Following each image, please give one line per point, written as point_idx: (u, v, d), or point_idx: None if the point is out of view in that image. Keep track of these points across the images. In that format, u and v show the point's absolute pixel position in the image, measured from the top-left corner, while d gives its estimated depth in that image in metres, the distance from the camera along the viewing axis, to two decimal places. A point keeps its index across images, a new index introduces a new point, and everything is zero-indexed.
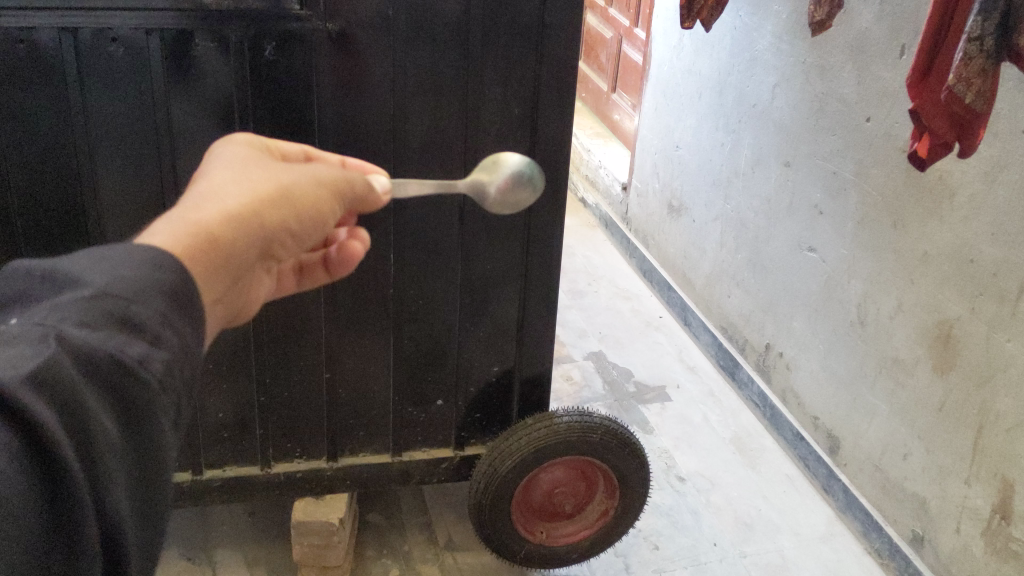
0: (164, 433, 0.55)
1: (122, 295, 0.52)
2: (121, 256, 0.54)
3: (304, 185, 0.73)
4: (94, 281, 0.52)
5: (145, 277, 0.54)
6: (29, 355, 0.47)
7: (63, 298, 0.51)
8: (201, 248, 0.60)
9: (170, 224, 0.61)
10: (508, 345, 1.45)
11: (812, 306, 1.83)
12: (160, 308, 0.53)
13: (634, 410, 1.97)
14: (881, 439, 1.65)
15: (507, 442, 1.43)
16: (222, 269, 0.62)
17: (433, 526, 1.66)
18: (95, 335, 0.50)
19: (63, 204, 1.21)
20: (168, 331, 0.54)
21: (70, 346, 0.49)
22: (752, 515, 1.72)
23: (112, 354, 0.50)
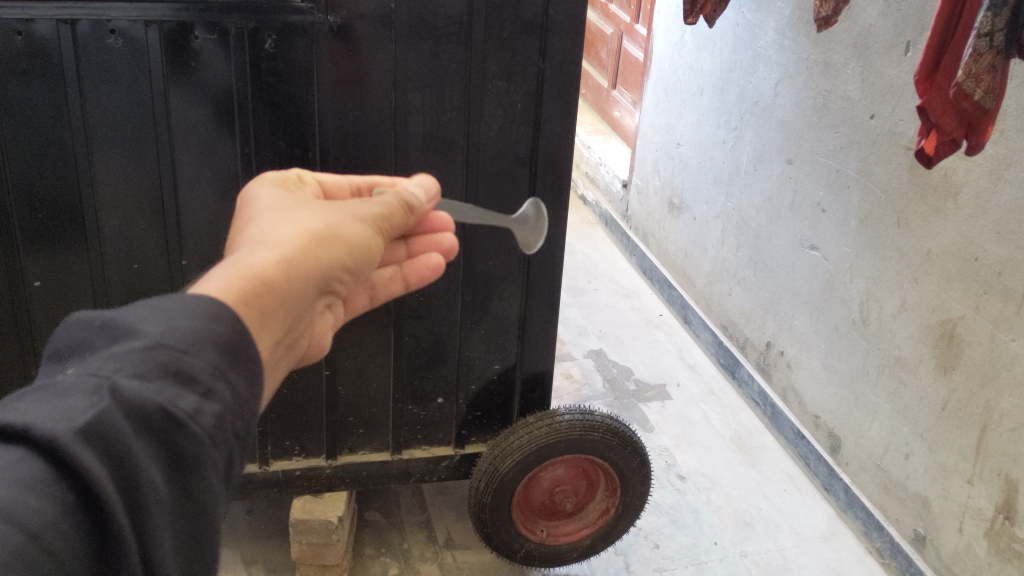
0: (217, 488, 0.53)
1: (176, 346, 0.51)
2: (177, 306, 0.53)
3: (356, 214, 0.73)
4: (150, 331, 0.51)
5: (201, 329, 0.52)
6: (82, 407, 0.46)
7: (119, 348, 0.50)
8: (254, 287, 0.58)
9: (225, 267, 0.60)
10: (509, 342, 1.44)
11: (813, 304, 1.82)
12: (212, 359, 0.52)
13: (633, 408, 1.96)
14: (883, 438, 1.64)
15: (508, 440, 1.42)
16: (284, 309, 0.61)
17: (432, 524, 1.65)
18: (148, 388, 0.49)
19: (62, 198, 1.20)
20: (222, 381, 0.52)
21: (122, 398, 0.48)
22: (752, 514, 1.71)
23: (162, 407, 0.49)
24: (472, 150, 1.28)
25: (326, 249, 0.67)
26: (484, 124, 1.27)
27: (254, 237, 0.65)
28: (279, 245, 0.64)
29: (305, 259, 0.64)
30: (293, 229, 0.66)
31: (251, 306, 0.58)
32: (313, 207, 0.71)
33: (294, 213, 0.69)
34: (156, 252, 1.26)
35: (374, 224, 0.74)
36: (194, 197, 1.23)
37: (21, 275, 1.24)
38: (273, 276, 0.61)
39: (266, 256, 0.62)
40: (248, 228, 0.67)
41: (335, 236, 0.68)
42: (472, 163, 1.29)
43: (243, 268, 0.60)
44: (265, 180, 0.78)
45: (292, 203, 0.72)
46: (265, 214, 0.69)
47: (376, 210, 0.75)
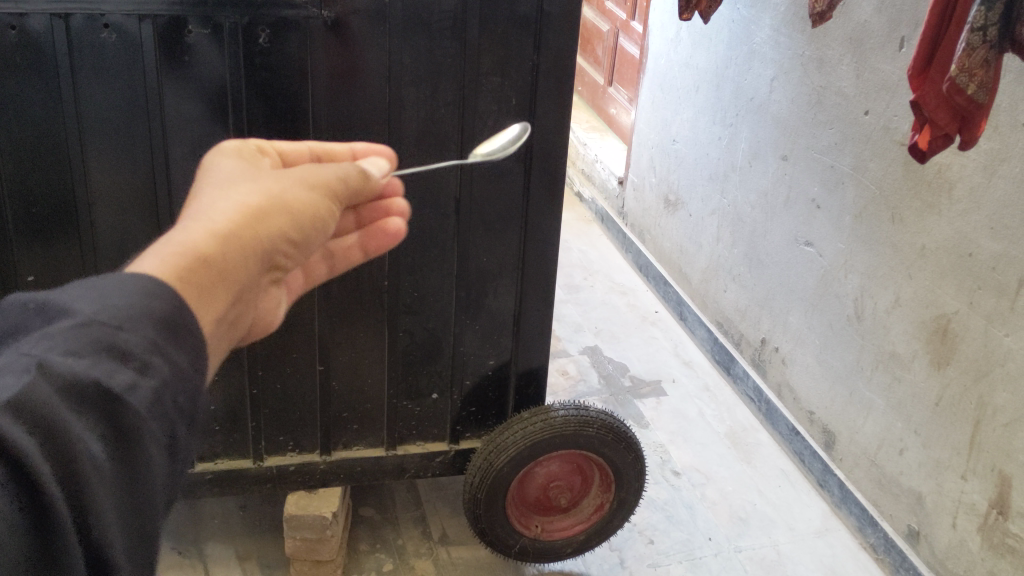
0: (163, 464, 0.53)
1: (108, 322, 0.50)
2: (110, 285, 0.52)
3: (303, 181, 0.72)
4: (83, 308, 0.50)
5: (134, 306, 0.52)
6: (7, 384, 0.46)
7: (53, 327, 0.50)
8: (192, 265, 0.58)
9: (162, 244, 0.59)
10: (504, 338, 1.44)
11: (808, 301, 1.82)
12: (148, 334, 0.51)
13: (629, 404, 1.96)
14: (877, 433, 1.65)
15: (502, 436, 1.42)
16: (225, 285, 0.61)
17: (426, 520, 1.65)
18: (82, 363, 0.48)
19: (54, 193, 1.20)
20: (161, 358, 0.52)
21: (52, 372, 0.47)
22: (746, 510, 1.71)
23: (97, 382, 0.48)
24: (466, 145, 1.28)
25: (268, 219, 0.66)
26: (478, 119, 1.27)
27: (190, 211, 0.65)
28: (220, 221, 0.63)
29: (245, 229, 0.64)
30: (232, 202, 0.66)
31: (186, 276, 0.57)
32: (254, 178, 0.71)
33: (235, 187, 0.69)
34: (149, 247, 1.26)
35: (325, 197, 0.74)
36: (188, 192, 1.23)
37: (12, 269, 1.24)
38: (211, 248, 0.60)
39: (207, 232, 0.61)
40: (187, 204, 0.67)
41: (279, 207, 0.68)
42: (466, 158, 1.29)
43: (176, 242, 0.59)
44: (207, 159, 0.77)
45: (234, 176, 0.71)
46: (203, 190, 0.69)
47: (324, 178, 0.74)
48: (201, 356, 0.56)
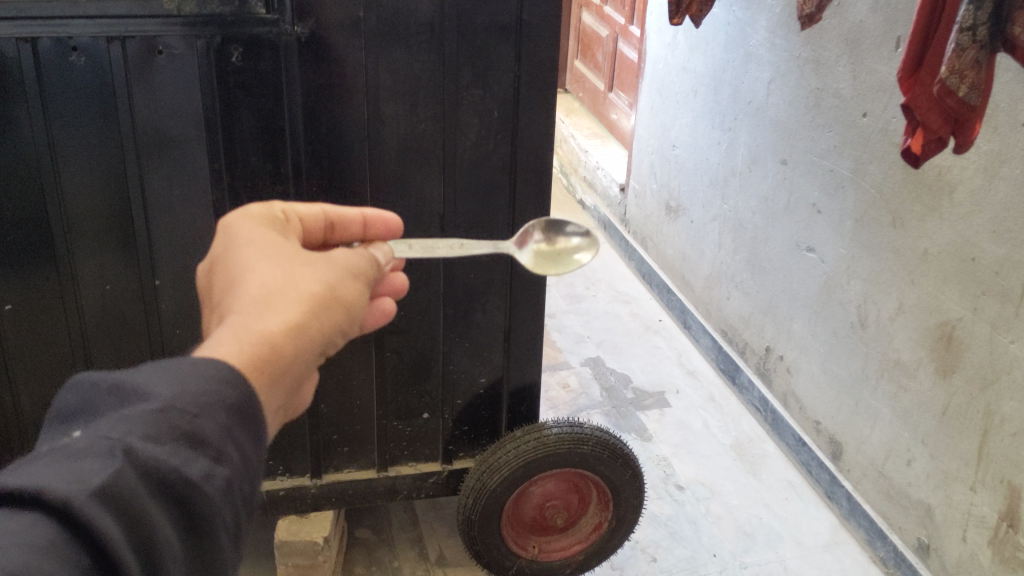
0: (231, 552, 0.53)
1: (185, 407, 0.51)
2: (186, 368, 0.53)
3: (351, 268, 0.73)
4: (159, 394, 0.51)
5: (210, 393, 0.53)
6: (94, 468, 0.46)
7: (132, 410, 0.50)
8: (265, 359, 0.58)
9: (233, 331, 0.60)
10: (494, 354, 1.41)
11: (811, 307, 1.78)
12: (223, 423, 0.52)
13: (632, 416, 1.92)
14: (884, 443, 1.60)
15: (495, 455, 1.39)
16: (291, 377, 0.61)
17: (423, 540, 1.61)
18: (162, 450, 0.49)
19: (30, 222, 1.17)
20: (234, 448, 0.53)
21: (135, 458, 0.48)
22: (753, 524, 1.67)
23: (175, 470, 0.49)
24: (450, 160, 1.25)
25: (330, 309, 0.67)
26: (460, 132, 1.24)
27: (254, 293, 0.64)
28: (283, 306, 0.63)
29: (312, 321, 0.64)
30: (297, 288, 0.66)
31: (261, 376, 0.57)
32: (311, 258, 0.71)
33: (296, 267, 0.68)
34: (129, 273, 1.24)
35: (367, 284, 0.74)
36: (165, 217, 1.21)
37: None
38: (283, 341, 0.60)
39: (272, 320, 0.62)
40: (248, 277, 0.66)
41: (338, 297, 0.68)
42: (449, 172, 1.26)
43: (252, 335, 0.59)
44: (246, 216, 0.76)
45: (286, 251, 0.71)
46: (261, 262, 0.68)
47: (364, 266, 0.75)
48: (263, 443, 0.57)
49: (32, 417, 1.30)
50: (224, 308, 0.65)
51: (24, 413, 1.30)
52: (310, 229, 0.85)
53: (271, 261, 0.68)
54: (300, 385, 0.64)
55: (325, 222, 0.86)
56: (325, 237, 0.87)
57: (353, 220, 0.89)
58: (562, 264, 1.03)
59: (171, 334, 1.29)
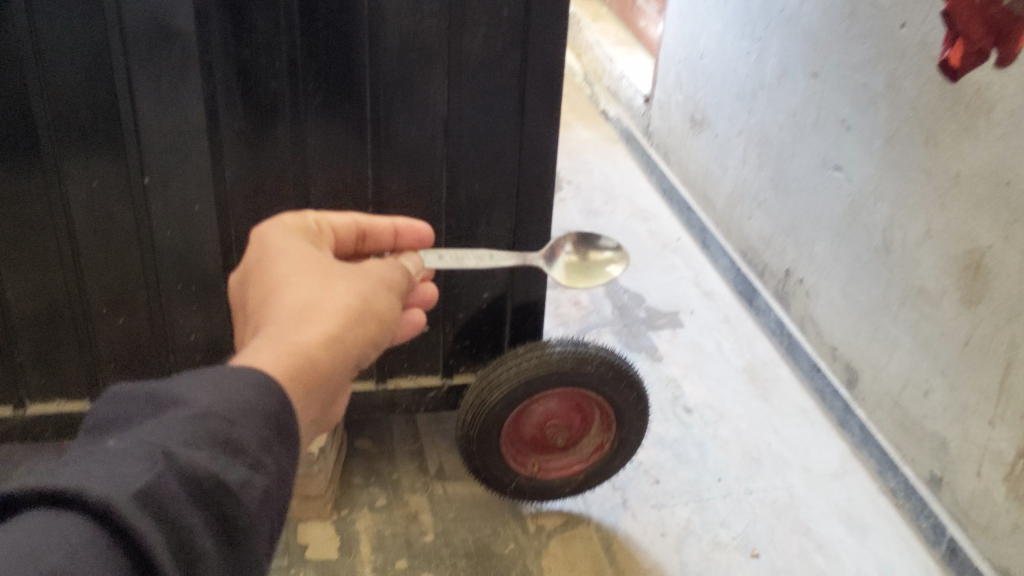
0: (259, 558, 0.57)
1: (225, 414, 0.56)
2: (226, 379, 0.59)
3: (381, 284, 0.81)
4: (199, 401, 0.56)
5: (248, 399, 0.58)
6: (135, 471, 0.50)
7: (172, 416, 0.55)
8: (304, 368, 0.66)
9: (273, 342, 0.67)
10: (499, 269, 1.35)
11: (835, 230, 1.71)
12: (263, 432, 0.58)
13: (643, 336, 1.88)
14: (902, 373, 1.55)
15: (497, 371, 1.35)
16: (326, 386, 0.68)
17: (423, 453, 1.58)
18: (200, 456, 0.54)
19: (13, 111, 1.08)
20: (271, 457, 0.58)
21: (175, 462, 0.52)
22: (761, 450, 1.63)
23: (213, 475, 0.54)
24: (455, 61, 1.16)
25: (362, 321, 0.75)
26: (467, 30, 1.14)
27: (291, 307, 0.72)
28: (318, 320, 0.71)
29: (346, 333, 0.72)
30: (332, 301, 0.74)
31: (298, 383, 0.65)
32: (343, 274, 0.79)
33: (329, 282, 0.77)
34: (118, 169, 1.15)
35: (395, 297, 0.83)
36: (155, 113, 1.11)
37: None
38: (318, 351, 0.68)
39: (309, 333, 0.69)
40: (285, 291, 0.74)
41: (370, 309, 0.77)
42: (455, 74, 1.17)
43: (290, 345, 0.67)
44: (280, 229, 0.84)
45: (321, 264, 0.80)
46: (296, 277, 0.76)
47: (392, 279, 0.84)
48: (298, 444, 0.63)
49: (19, 320, 1.24)
50: (262, 317, 0.73)
51: (11, 313, 1.23)
52: (341, 238, 0.93)
53: (307, 276, 0.77)
54: (337, 392, 0.71)
55: (357, 232, 0.95)
56: (358, 247, 0.96)
57: (384, 231, 0.97)
58: (589, 276, 1.28)
59: (161, 235, 1.21)
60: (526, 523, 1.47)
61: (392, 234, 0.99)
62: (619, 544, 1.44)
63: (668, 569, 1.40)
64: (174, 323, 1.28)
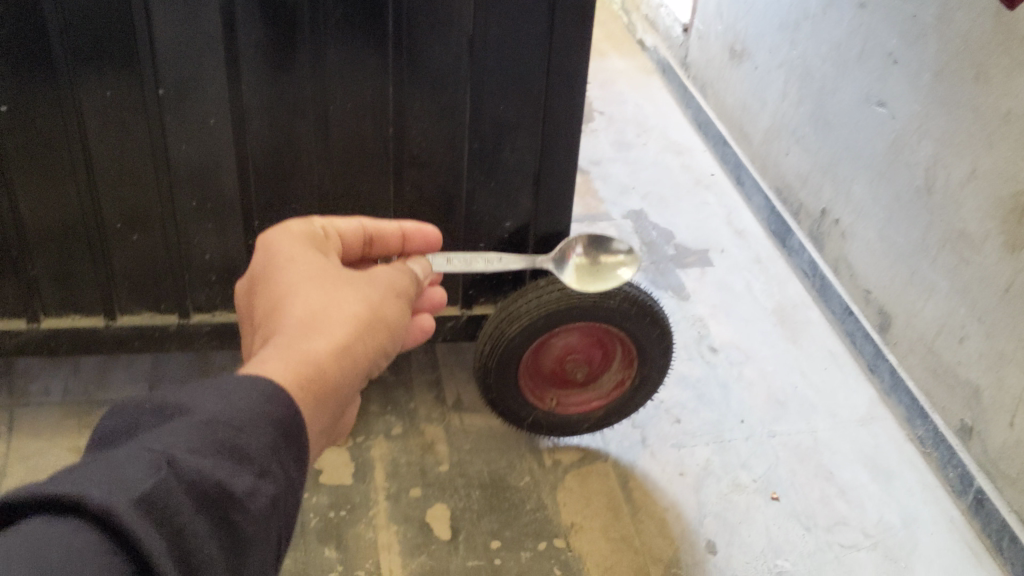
0: (258, 572, 0.55)
1: (232, 422, 0.55)
2: (234, 385, 0.58)
3: (391, 291, 0.81)
4: (206, 408, 0.55)
5: (257, 407, 0.57)
6: (139, 476, 0.48)
7: (178, 422, 0.54)
8: (313, 377, 0.66)
9: (283, 351, 0.67)
10: (523, 198, 1.30)
11: (875, 168, 1.64)
12: (271, 440, 0.57)
13: (670, 274, 1.83)
14: (937, 318, 1.50)
15: (518, 302, 1.31)
16: (336, 395, 0.68)
17: (442, 384, 1.56)
18: (206, 463, 0.52)
19: (22, 16, 1.04)
20: (279, 466, 0.57)
21: (180, 470, 0.50)
22: (786, 393, 1.59)
23: (219, 484, 0.52)
24: None
25: (373, 330, 0.75)
26: None
27: (300, 314, 0.72)
28: (328, 327, 0.71)
29: (356, 339, 0.72)
30: (342, 310, 0.74)
31: (307, 392, 0.64)
32: (353, 281, 0.79)
33: (338, 290, 0.76)
34: (131, 78, 1.10)
35: (404, 303, 0.83)
36: (169, 20, 1.06)
37: None
38: (327, 361, 0.68)
39: (319, 341, 0.69)
40: (294, 300, 0.74)
41: (380, 317, 0.77)
42: None
43: (301, 353, 0.67)
44: (286, 237, 0.83)
45: (329, 271, 0.80)
46: (304, 284, 0.76)
47: (402, 286, 0.84)
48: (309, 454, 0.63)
49: (32, 234, 1.22)
50: (271, 324, 0.73)
51: (26, 228, 1.21)
52: (349, 245, 0.93)
53: (316, 283, 0.77)
54: (347, 402, 0.72)
55: (365, 238, 0.95)
56: (364, 252, 0.96)
57: (391, 236, 0.97)
58: (602, 277, 1.28)
59: (176, 147, 1.17)
60: (542, 456, 1.45)
61: (399, 240, 0.99)
62: (637, 482, 1.42)
63: (685, 508, 1.38)
64: (189, 240, 1.26)
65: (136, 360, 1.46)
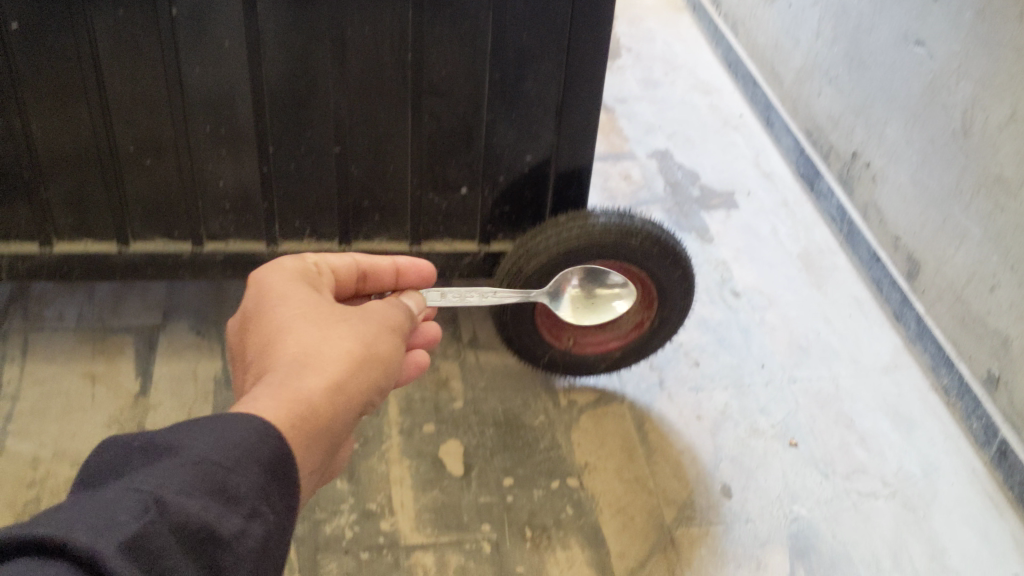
0: None
1: (221, 462, 0.56)
2: (228, 423, 0.59)
3: (386, 326, 0.82)
4: (198, 449, 0.56)
5: (247, 446, 0.58)
6: (125, 522, 0.50)
7: (170, 463, 0.55)
8: (303, 417, 0.67)
9: (275, 390, 0.68)
10: (545, 131, 1.24)
11: (910, 111, 1.59)
12: (260, 479, 0.58)
13: (694, 216, 1.79)
14: (968, 266, 1.46)
15: (535, 239, 1.27)
16: (327, 433, 0.70)
17: (458, 321, 1.53)
18: (195, 504, 0.53)
19: None
20: (267, 505, 0.58)
21: (166, 512, 0.52)
22: (809, 339, 1.56)
23: (206, 526, 0.53)
24: None
25: (366, 367, 0.76)
26: None
27: (293, 354, 0.73)
28: (321, 367, 0.72)
29: (349, 377, 0.73)
30: (336, 347, 0.74)
31: (298, 433, 0.66)
32: (347, 316, 0.79)
33: (332, 326, 0.77)
34: None
35: (399, 336, 0.83)
36: None
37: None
38: (319, 402, 0.69)
39: (311, 380, 0.70)
40: (287, 339, 0.75)
41: (373, 353, 0.77)
42: None
43: (293, 393, 0.68)
44: (280, 270, 0.83)
45: (322, 307, 0.80)
46: (297, 321, 0.76)
47: (398, 317, 0.85)
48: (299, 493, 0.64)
49: (43, 155, 1.20)
50: (263, 362, 0.74)
51: (38, 145, 1.19)
52: (343, 280, 0.92)
53: (309, 320, 0.77)
54: (340, 440, 0.73)
55: (358, 273, 0.93)
56: (358, 287, 0.95)
57: (385, 270, 0.96)
58: (590, 312, 1.33)
59: (189, 69, 1.13)
60: (557, 396, 1.43)
61: (394, 276, 0.97)
62: (653, 424, 1.40)
63: (701, 452, 1.36)
64: (202, 168, 1.23)
65: (151, 288, 1.45)
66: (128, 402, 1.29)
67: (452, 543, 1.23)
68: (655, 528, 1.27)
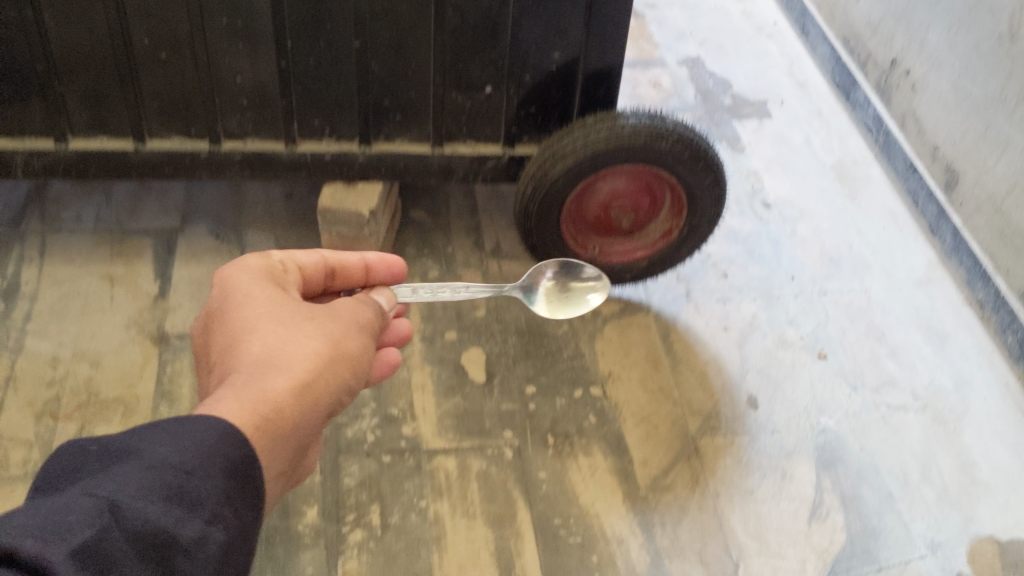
0: None
1: (179, 467, 0.55)
2: (185, 428, 0.58)
3: (355, 323, 0.79)
4: (156, 454, 0.55)
5: (205, 450, 0.57)
6: (75, 531, 0.49)
7: (128, 468, 0.54)
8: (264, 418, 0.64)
9: (236, 390, 0.66)
10: (573, 28, 1.18)
11: (954, 15, 1.53)
12: (221, 484, 0.56)
13: (726, 125, 1.74)
14: (1010, 176, 1.41)
15: (561, 141, 1.22)
16: (290, 434, 0.67)
17: (481, 229, 1.50)
18: (152, 510, 0.52)
19: None
20: (230, 510, 0.57)
21: (121, 519, 0.51)
22: (840, 251, 1.52)
23: (162, 530, 0.52)
24: None
25: (333, 366, 0.73)
26: None
27: (256, 353, 0.70)
28: (285, 366, 0.69)
29: (313, 376, 0.70)
30: (301, 346, 0.72)
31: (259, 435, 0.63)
32: (314, 313, 0.76)
33: (298, 324, 0.74)
34: None
35: (370, 333, 0.80)
36: None
37: None
38: (281, 403, 0.67)
39: (274, 381, 0.68)
40: (250, 338, 0.72)
41: (341, 351, 0.74)
42: None
43: (256, 395, 0.66)
44: (245, 266, 0.79)
45: (289, 303, 0.77)
46: (262, 320, 0.73)
47: (370, 313, 0.82)
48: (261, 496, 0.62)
49: (56, 50, 1.16)
50: (226, 363, 0.71)
51: (51, 39, 1.15)
52: (309, 278, 0.87)
53: (275, 317, 0.74)
54: (305, 440, 0.70)
55: (326, 270, 0.88)
56: (325, 285, 0.90)
57: (353, 266, 0.90)
58: (572, 304, 1.20)
59: None
60: None
61: (364, 273, 0.92)
62: (678, 335, 1.37)
63: (727, 363, 1.34)
64: (217, 63, 1.18)
65: (169, 191, 1.44)
66: (147, 304, 1.28)
67: (474, 448, 1.21)
68: (679, 437, 1.25)
